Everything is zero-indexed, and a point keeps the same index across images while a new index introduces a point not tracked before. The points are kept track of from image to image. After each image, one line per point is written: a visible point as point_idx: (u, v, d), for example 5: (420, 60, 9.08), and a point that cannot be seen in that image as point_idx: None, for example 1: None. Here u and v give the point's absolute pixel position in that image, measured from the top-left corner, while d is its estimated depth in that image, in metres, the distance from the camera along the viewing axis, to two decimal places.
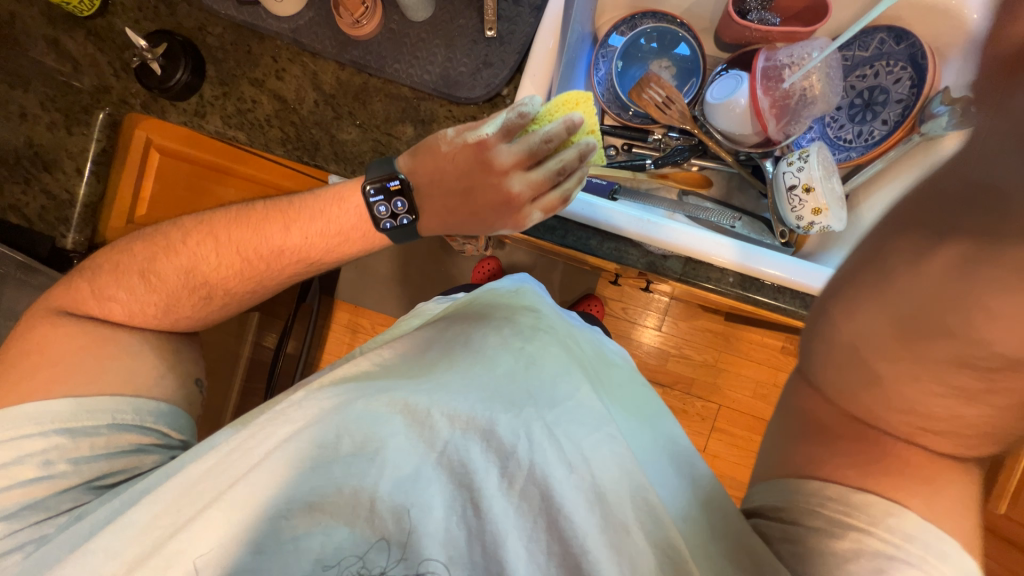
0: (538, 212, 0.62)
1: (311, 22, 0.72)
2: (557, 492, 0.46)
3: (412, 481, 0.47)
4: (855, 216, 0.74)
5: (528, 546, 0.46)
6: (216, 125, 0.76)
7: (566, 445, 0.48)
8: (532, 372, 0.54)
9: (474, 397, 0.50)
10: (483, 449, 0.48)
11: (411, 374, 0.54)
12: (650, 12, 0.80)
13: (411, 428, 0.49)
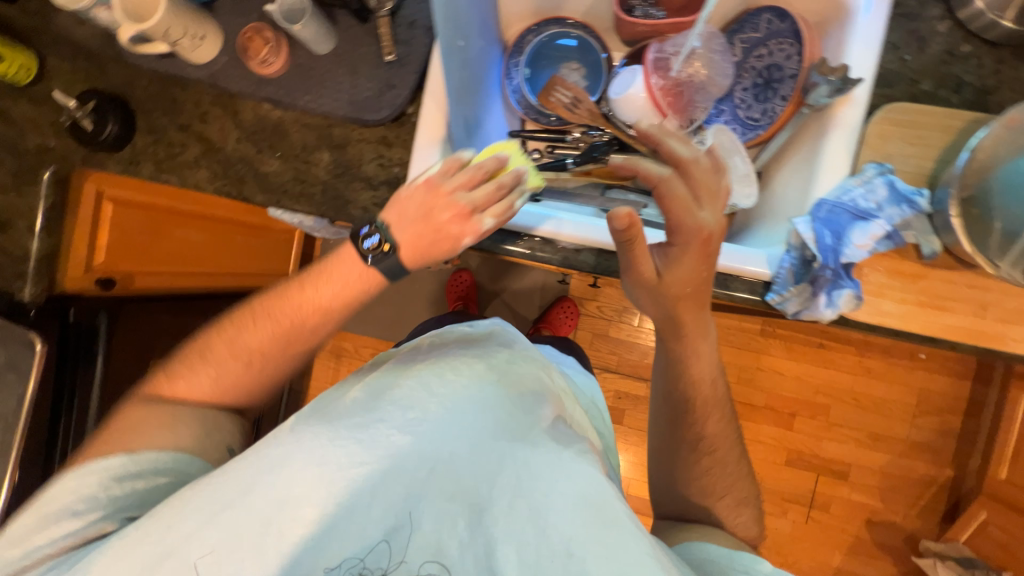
0: (490, 219, 0.61)
1: (225, 66, 0.76)
2: (541, 501, 0.48)
3: (406, 506, 0.48)
4: (769, 192, 0.75)
5: (523, 554, 0.45)
6: (148, 171, 0.81)
7: (550, 460, 0.51)
8: (519, 395, 0.57)
9: (460, 420, 0.52)
10: (478, 469, 0.50)
11: (397, 388, 0.55)
12: (552, 19, 0.84)
13: (403, 455, 0.50)
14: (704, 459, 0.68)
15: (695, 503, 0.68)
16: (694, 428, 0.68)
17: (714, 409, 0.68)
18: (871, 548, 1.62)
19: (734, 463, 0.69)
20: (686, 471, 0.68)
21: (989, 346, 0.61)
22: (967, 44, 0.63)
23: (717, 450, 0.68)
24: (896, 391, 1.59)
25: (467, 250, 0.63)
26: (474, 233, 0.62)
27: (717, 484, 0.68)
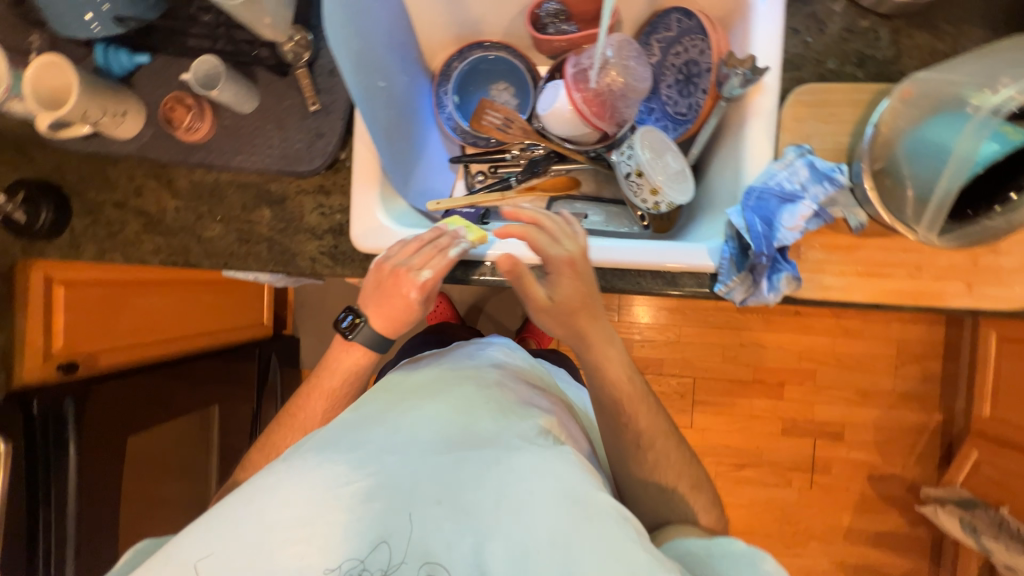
0: (428, 270, 0.64)
1: (152, 138, 0.76)
2: (527, 497, 0.47)
3: (399, 517, 0.47)
4: (706, 184, 0.77)
5: (510, 550, 0.45)
6: (91, 253, 0.80)
7: (537, 455, 0.51)
8: (511, 402, 0.59)
9: (456, 427, 0.53)
10: (471, 471, 0.49)
11: (397, 404, 0.57)
12: (473, 44, 0.85)
13: (400, 468, 0.50)
14: (649, 454, 0.69)
15: (655, 503, 0.69)
16: (629, 427, 0.68)
17: (640, 407, 0.68)
18: (878, 502, 1.64)
19: (675, 453, 0.70)
20: (637, 469, 0.69)
21: (930, 304, 0.64)
22: (863, 19, 0.66)
23: (656, 444, 0.69)
24: (877, 345, 1.62)
25: (422, 306, 0.66)
26: (420, 287, 0.65)
27: (671, 474, 0.69)
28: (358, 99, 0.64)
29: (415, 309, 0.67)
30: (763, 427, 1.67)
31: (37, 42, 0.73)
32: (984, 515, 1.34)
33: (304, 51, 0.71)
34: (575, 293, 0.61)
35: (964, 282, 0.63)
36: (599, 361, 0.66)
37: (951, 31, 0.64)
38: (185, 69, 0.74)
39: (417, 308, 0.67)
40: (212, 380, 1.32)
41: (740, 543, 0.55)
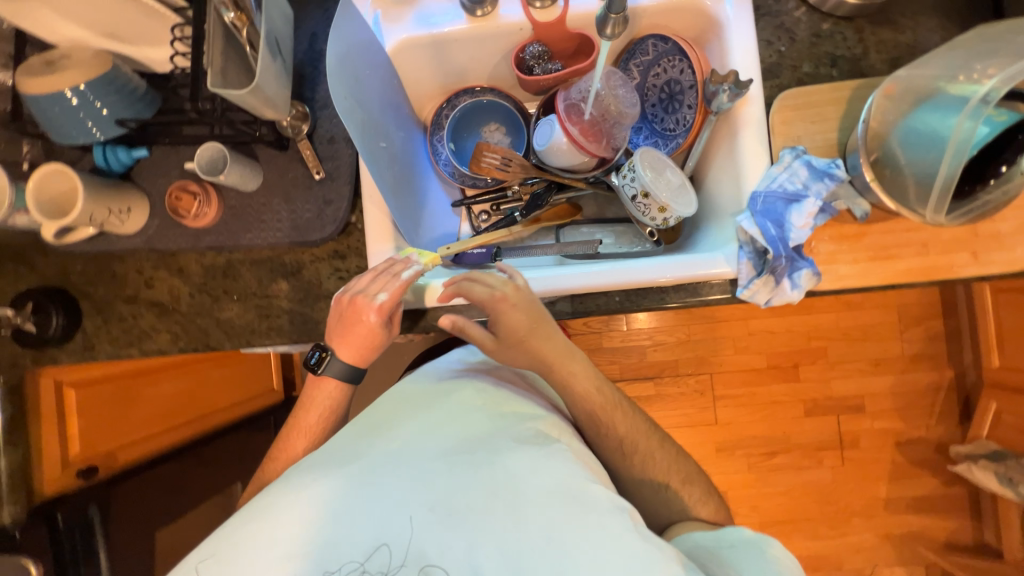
0: (384, 294, 0.65)
1: (159, 228, 0.75)
2: (522, 496, 0.52)
3: (400, 523, 0.51)
4: (706, 192, 0.80)
5: (499, 543, 0.50)
6: (107, 352, 0.78)
7: (532, 458, 0.55)
8: (502, 408, 0.63)
9: (453, 439, 0.57)
10: (469, 475, 0.54)
11: (394, 419, 0.60)
12: (460, 91, 0.87)
13: (405, 476, 0.53)
14: (636, 458, 0.69)
15: (651, 503, 0.70)
16: (609, 436, 0.68)
17: (618, 414, 0.68)
18: (910, 468, 1.65)
19: (665, 450, 0.70)
20: (627, 472, 0.70)
21: (942, 277, 0.66)
22: (827, 23, 0.70)
23: (642, 447, 0.69)
24: (879, 314, 1.66)
25: (383, 331, 0.67)
26: (377, 310, 0.65)
27: (661, 473, 0.69)
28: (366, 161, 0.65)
29: (378, 334, 0.67)
30: (785, 411, 1.68)
31: (32, 152, 0.73)
32: (1016, 464, 1.36)
33: (302, 123, 0.72)
34: (522, 322, 0.65)
35: (970, 252, 0.66)
36: (565, 377, 0.68)
37: (909, 24, 0.69)
38: (186, 157, 0.75)
39: (380, 333, 0.67)
40: None
41: (748, 531, 0.61)
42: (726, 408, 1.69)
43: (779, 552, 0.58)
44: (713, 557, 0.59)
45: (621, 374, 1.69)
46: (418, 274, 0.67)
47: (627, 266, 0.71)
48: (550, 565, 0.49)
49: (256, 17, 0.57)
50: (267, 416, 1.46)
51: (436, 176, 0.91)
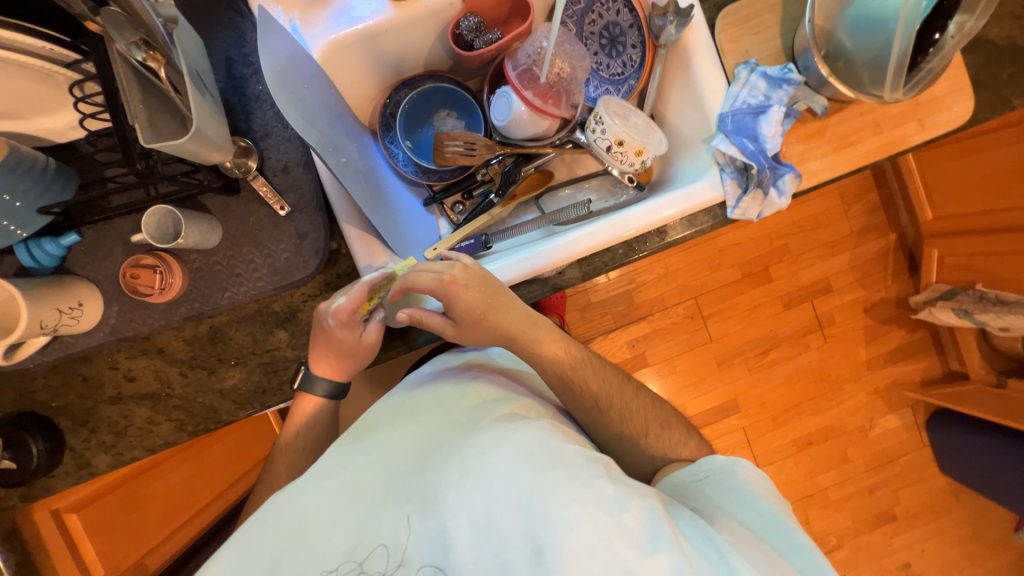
0: (340, 296, 0.65)
1: (121, 315, 0.67)
2: (489, 468, 0.55)
3: (383, 521, 0.54)
4: (670, 126, 0.80)
5: (476, 515, 0.52)
6: (108, 462, 0.71)
7: (497, 433, 0.59)
8: (474, 400, 0.66)
9: (430, 438, 0.61)
10: (444, 462, 0.57)
11: (375, 436, 0.64)
12: (400, 84, 0.82)
13: (388, 482, 0.58)
14: (613, 412, 0.72)
15: (632, 451, 0.72)
16: (584, 394, 0.71)
17: (587, 369, 0.72)
18: (880, 328, 1.84)
19: (635, 396, 0.73)
20: (608, 427, 0.72)
21: (899, 150, 0.72)
22: None
23: (616, 399, 0.72)
24: (824, 201, 1.79)
25: (337, 336, 0.66)
26: (336, 314, 0.64)
27: (639, 422, 0.72)
28: None
29: (344, 338, 0.66)
30: (767, 312, 1.80)
31: None
32: (966, 297, 1.54)
33: (247, 159, 0.66)
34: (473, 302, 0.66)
35: (915, 121, 0.71)
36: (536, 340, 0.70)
37: None
38: (126, 230, 0.66)
39: (346, 337, 0.66)
40: None
41: (720, 458, 0.67)
42: (716, 325, 1.79)
43: (748, 472, 0.66)
44: (695, 491, 0.66)
45: (615, 322, 1.75)
46: (382, 278, 0.65)
47: (619, 219, 0.71)
48: (523, 524, 0.51)
49: (173, 52, 0.50)
50: None
51: (398, 179, 0.86)
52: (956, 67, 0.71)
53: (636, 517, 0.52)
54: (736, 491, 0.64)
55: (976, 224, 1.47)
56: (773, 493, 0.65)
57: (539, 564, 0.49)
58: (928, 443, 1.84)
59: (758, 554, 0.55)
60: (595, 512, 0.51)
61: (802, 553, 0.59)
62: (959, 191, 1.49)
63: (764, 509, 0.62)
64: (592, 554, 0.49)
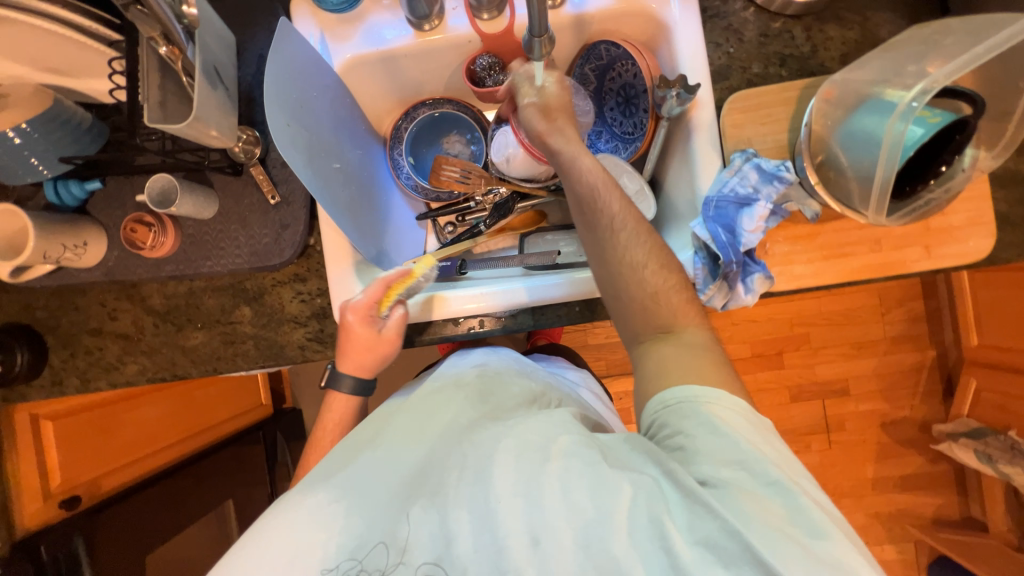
0: (360, 295, 0.69)
1: (118, 261, 0.75)
2: (490, 462, 0.52)
3: (387, 515, 0.51)
4: (668, 195, 0.79)
5: (475, 513, 0.48)
6: (76, 386, 0.78)
7: (499, 428, 0.56)
8: (478, 396, 0.64)
9: (430, 429, 0.59)
10: (448, 460, 0.54)
11: (380, 424, 0.63)
12: (419, 103, 0.86)
13: (390, 475, 0.55)
14: (622, 237, 0.59)
15: (620, 273, 0.59)
16: (603, 213, 0.60)
17: (615, 194, 0.60)
18: (895, 448, 1.67)
19: (648, 233, 0.60)
20: (603, 253, 0.60)
21: (895, 273, 0.66)
22: (775, 22, 0.70)
23: (632, 254, 0.59)
24: (862, 298, 1.64)
25: (359, 335, 0.70)
26: (351, 309, 0.69)
27: (643, 286, 0.58)
28: (312, 186, 0.64)
29: (361, 334, 0.70)
30: (771, 399, 1.68)
31: None
32: (995, 442, 1.39)
33: (254, 147, 0.72)
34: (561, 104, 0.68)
35: (922, 246, 0.66)
36: (570, 154, 0.62)
37: (856, 19, 0.69)
38: (138, 188, 0.74)
39: (363, 333, 0.70)
40: (222, 474, 1.29)
41: (692, 387, 0.51)
42: None
43: (718, 409, 0.49)
44: (663, 427, 0.51)
45: (607, 370, 1.66)
46: (399, 276, 0.69)
47: (580, 278, 0.72)
48: (521, 513, 0.47)
49: (188, 49, 0.56)
50: (254, 431, 1.45)
51: (397, 190, 0.90)
52: (979, 198, 0.65)
53: (630, 499, 0.45)
54: (713, 430, 0.48)
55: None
56: (769, 439, 0.49)
57: (539, 558, 0.45)
58: None
59: (729, 504, 0.43)
60: (597, 499, 0.46)
61: (802, 511, 0.43)
62: (1011, 324, 1.34)
63: (750, 459, 0.46)
64: (587, 547, 0.45)
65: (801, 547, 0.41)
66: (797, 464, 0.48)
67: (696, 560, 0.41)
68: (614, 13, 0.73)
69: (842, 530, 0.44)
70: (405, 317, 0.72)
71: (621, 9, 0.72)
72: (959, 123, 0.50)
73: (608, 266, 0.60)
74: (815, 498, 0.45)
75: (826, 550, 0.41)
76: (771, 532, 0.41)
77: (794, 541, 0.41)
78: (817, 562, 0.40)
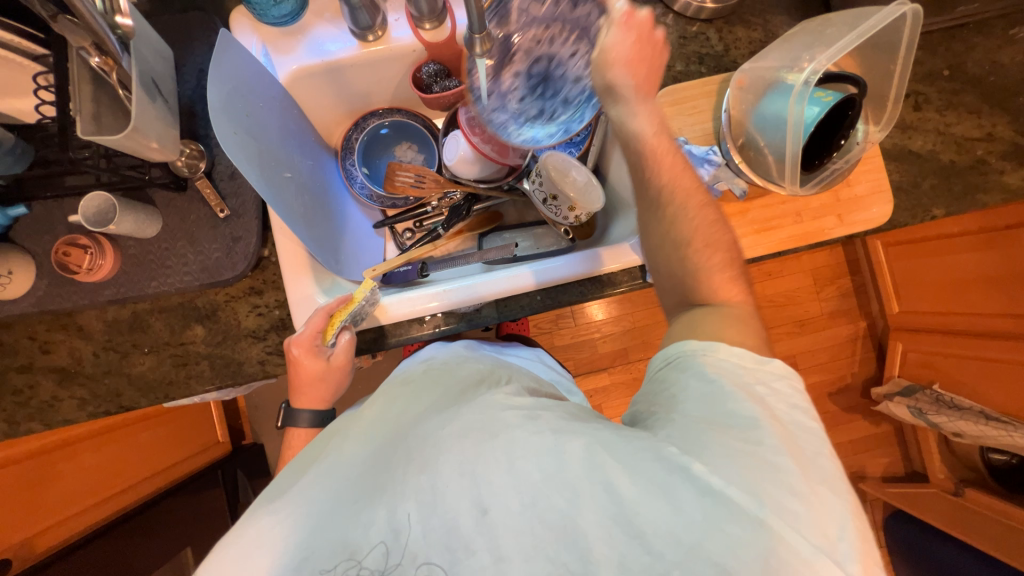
0: (304, 329, 0.68)
1: (49, 289, 0.70)
2: (436, 450, 0.51)
3: (341, 522, 0.50)
4: (611, 187, 0.85)
5: (424, 503, 0.48)
6: (3, 430, 0.72)
7: (445, 417, 0.55)
8: (437, 396, 0.63)
9: (390, 436, 0.59)
10: (399, 459, 0.54)
11: (339, 440, 0.62)
12: (368, 113, 0.88)
13: (355, 492, 0.53)
14: (669, 212, 0.59)
15: (658, 255, 0.60)
16: (652, 186, 0.59)
17: (668, 159, 0.58)
18: (843, 415, 1.80)
19: (701, 203, 0.60)
20: (650, 229, 0.61)
21: (817, 241, 0.74)
22: (692, 26, 0.78)
23: (675, 230, 0.58)
24: (801, 278, 1.77)
25: (303, 364, 0.69)
26: (295, 343, 0.68)
27: (667, 252, 0.59)
28: (265, 194, 0.63)
29: (310, 367, 0.69)
30: None
31: None
32: (923, 397, 1.53)
33: (199, 162, 0.71)
34: (625, 56, 0.56)
35: (835, 215, 0.74)
36: (628, 110, 0.58)
37: (759, 21, 0.78)
38: (71, 210, 0.70)
39: (312, 365, 0.69)
40: (176, 520, 1.19)
41: (691, 343, 0.52)
42: None
43: (713, 361, 0.50)
44: (662, 382, 0.53)
45: (576, 369, 1.69)
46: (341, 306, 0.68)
47: (536, 267, 0.75)
48: (467, 492, 0.47)
49: (124, 59, 0.55)
50: (212, 470, 1.36)
51: (353, 201, 0.91)
52: (876, 171, 0.74)
53: (573, 452, 0.47)
54: (703, 378, 0.49)
55: (938, 323, 1.48)
56: (761, 380, 0.49)
57: (487, 528, 0.46)
58: (884, 544, 1.75)
59: (685, 440, 0.45)
60: (538, 462, 0.47)
61: (765, 438, 0.44)
62: (925, 289, 1.50)
63: (727, 398, 0.47)
64: (533, 507, 0.46)
65: (754, 464, 0.43)
66: (784, 400, 0.48)
67: (638, 498, 0.44)
68: None
69: (814, 456, 0.45)
70: (352, 341, 0.71)
71: None
72: (847, 101, 0.59)
73: (650, 235, 0.61)
74: (788, 429, 0.46)
75: (783, 468, 0.43)
76: (727, 456, 0.43)
77: (770, 478, 0.42)
78: (763, 476, 0.42)
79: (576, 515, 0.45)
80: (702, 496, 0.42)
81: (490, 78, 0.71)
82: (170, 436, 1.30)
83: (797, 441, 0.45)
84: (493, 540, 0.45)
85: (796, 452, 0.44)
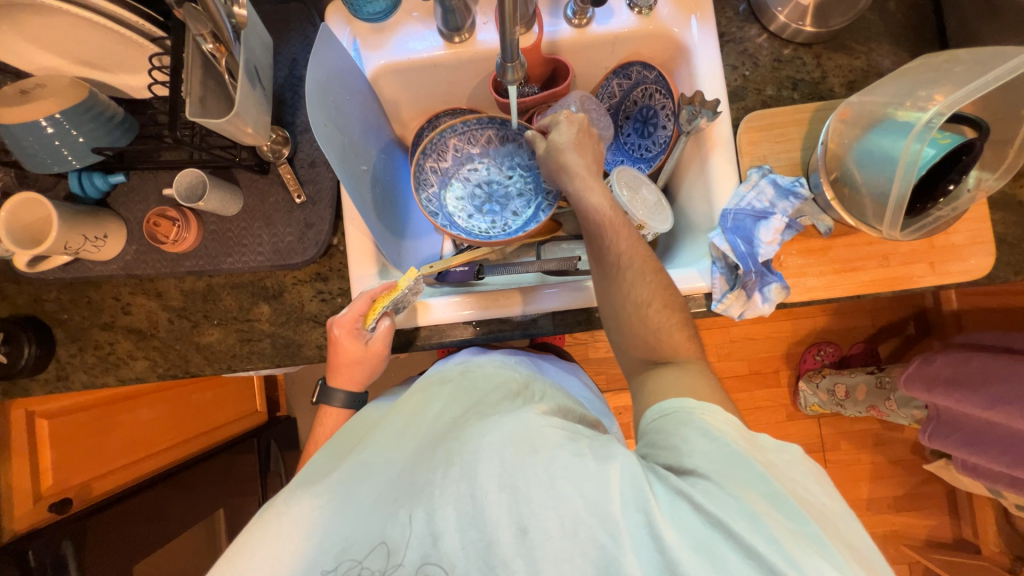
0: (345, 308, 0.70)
1: (137, 254, 0.74)
2: (475, 457, 0.51)
3: (378, 517, 0.50)
4: (681, 208, 0.82)
5: (461, 513, 0.48)
6: (81, 381, 0.77)
7: (487, 424, 0.54)
8: (471, 400, 0.63)
9: (423, 436, 0.59)
10: (434, 458, 0.54)
11: (373, 431, 0.63)
12: (441, 111, 0.88)
13: (389, 489, 0.53)
14: (628, 275, 0.60)
15: (620, 316, 0.60)
16: (609, 250, 0.61)
17: None
18: (888, 468, 1.63)
19: (654, 273, 0.60)
20: (608, 289, 0.61)
21: (903, 288, 0.69)
22: (787, 49, 0.75)
23: (637, 292, 0.59)
24: None
25: (339, 341, 0.70)
26: (338, 322, 0.69)
27: (646, 299, 0.59)
28: (344, 181, 0.66)
29: (348, 347, 0.70)
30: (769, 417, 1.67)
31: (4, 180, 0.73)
32: None
33: (282, 147, 0.74)
34: (571, 142, 0.67)
35: (926, 263, 0.69)
36: (582, 186, 0.65)
37: (862, 49, 0.74)
38: (163, 182, 0.75)
39: (351, 346, 0.70)
40: (215, 481, 1.24)
41: (688, 399, 0.51)
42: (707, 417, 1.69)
43: (712, 418, 0.49)
44: (660, 434, 0.51)
45: (608, 384, 1.66)
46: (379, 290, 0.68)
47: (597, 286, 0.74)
48: (507, 508, 0.47)
49: (234, 47, 0.58)
50: (248, 437, 1.41)
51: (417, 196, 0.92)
52: (979, 220, 0.68)
53: (616, 482, 0.46)
54: (709, 435, 0.48)
55: None
56: (764, 447, 0.48)
57: (526, 549, 0.45)
58: None
59: (711, 495, 0.44)
60: (583, 489, 0.46)
61: (796, 509, 0.43)
62: None
63: (744, 459, 0.46)
64: (574, 535, 0.45)
65: (794, 537, 0.41)
66: (799, 469, 0.47)
67: (686, 552, 0.41)
68: (639, 37, 0.76)
69: (836, 528, 0.44)
70: (391, 328, 0.72)
71: (645, 33, 0.76)
72: (966, 145, 0.55)
73: (605, 293, 0.61)
74: (809, 502, 0.45)
75: (808, 535, 0.41)
76: (765, 522, 0.41)
77: (805, 545, 0.41)
78: (798, 542, 0.41)
79: (620, 555, 0.43)
80: (747, 561, 0.40)
81: (437, 201, 0.86)
82: (217, 405, 1.36)
83: (819, 509, 0.45)
84: (532, 562, 0.45)
85: (830, 530, 0.43)
